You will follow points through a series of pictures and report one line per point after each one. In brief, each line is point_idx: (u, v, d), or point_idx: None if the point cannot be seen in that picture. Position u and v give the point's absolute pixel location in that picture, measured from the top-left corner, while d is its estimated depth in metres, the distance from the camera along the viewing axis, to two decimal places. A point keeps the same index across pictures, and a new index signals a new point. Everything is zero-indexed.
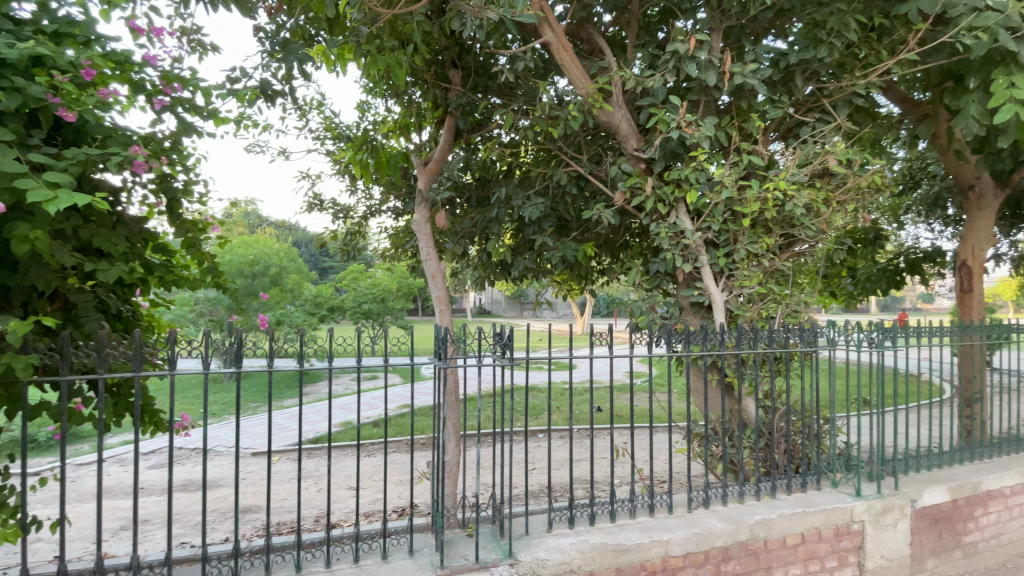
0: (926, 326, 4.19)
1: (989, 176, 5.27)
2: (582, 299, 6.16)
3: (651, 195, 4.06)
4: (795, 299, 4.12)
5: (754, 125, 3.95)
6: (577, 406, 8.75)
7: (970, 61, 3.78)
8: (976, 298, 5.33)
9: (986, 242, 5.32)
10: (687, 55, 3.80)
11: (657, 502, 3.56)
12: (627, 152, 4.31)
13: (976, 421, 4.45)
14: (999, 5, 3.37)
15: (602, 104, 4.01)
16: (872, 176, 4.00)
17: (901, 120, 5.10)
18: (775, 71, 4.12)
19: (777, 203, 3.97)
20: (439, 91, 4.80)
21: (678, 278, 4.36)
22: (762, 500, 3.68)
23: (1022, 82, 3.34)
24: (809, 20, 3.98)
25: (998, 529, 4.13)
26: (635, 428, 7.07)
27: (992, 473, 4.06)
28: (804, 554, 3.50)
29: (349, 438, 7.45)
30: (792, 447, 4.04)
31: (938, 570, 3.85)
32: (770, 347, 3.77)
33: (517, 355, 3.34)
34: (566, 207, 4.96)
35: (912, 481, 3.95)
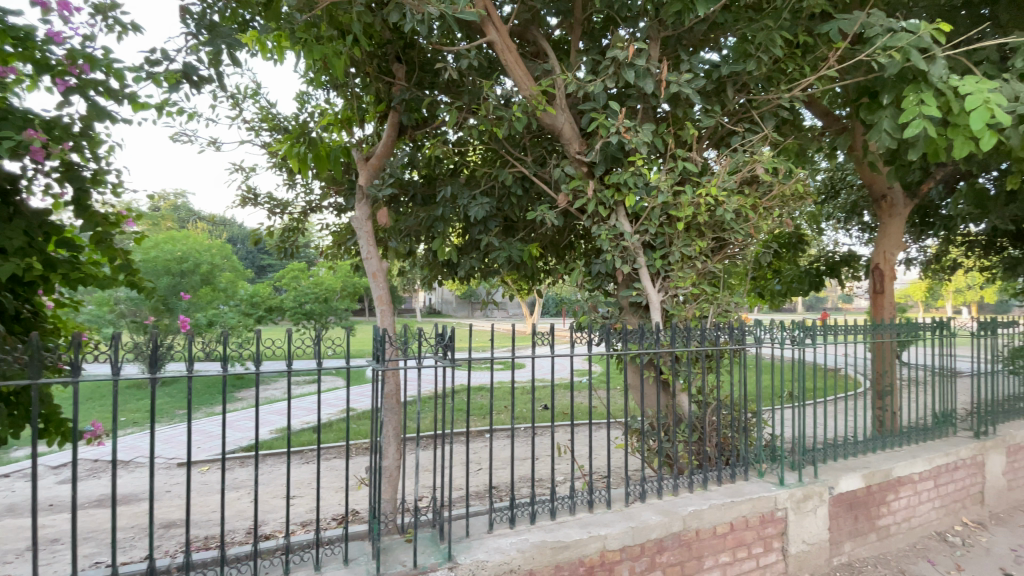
0: (843, 325, 4.51)
1: (899, 186, 5.74)
2: (530, 299, 6.20)
3: (592, 198, 4.14)
4: (726, 299, 4.32)
5: (688, 133, 4.11)
6: (521, 406, 8.81)
7: (885, 79, 4.06)
8: (887, 298, 5.76)
9: (896, 247, 5.79)
10: (626, 62, 3.89)
11: (596, 497, 3.64)
12: (570, 155, 4.37)
13: (887, 412, 4.82)
14: (912, 27, 3.67)
15: (546, 106, 4.04)
16: (795, 185, 4.26)
17: (823, 133, 5.47)
18: (709, 82, 4.30)
19: (710, 209, 4.14)
20: (382, 85, 4.69)
21: (619, 279, 4.47)
22: (694, 491, 3.84)
23: (929, 100, 3.65)
24: (740, 35, 4.17)
25: (909, 513, 4.46)
26: (578, 426, 7.21)
27: (900, 460, 4.41)
28: (733, 542, 3.68)
29: (284, 445, 7.12)
30: (724, 441, 4.23)
31: (853, 552, 4.15)
32: (703, 345, 3.93)
33: (459, 355, 3.24)
34: (511, 208, 4.97)
35: (830, 469, 4.24)
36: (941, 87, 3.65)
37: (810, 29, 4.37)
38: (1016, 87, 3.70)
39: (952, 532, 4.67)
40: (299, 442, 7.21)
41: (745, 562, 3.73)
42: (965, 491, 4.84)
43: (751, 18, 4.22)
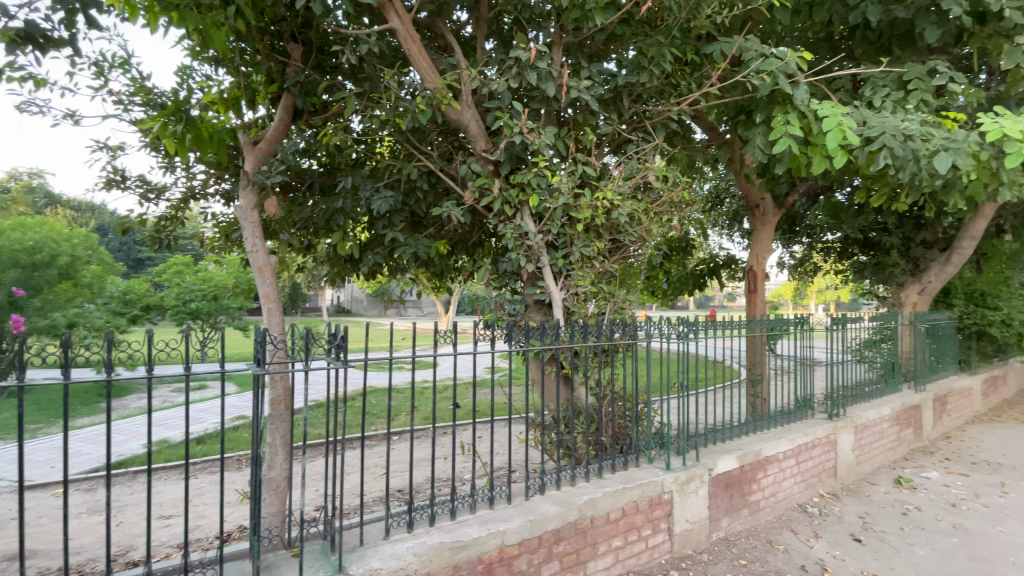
0: (721, 321, 4.96)
1: (770, 198, 6.43)
2: (443, 298, 6.18)
3: (497, 197, 4.14)
4: (622, 297, 4.56)
5: (588, 138, 4.27)
6: (430, 405, 8.73)
7: (759, 99, 4.49)
8: (759, 296, 6.41)
9: (767, 251, 6.48)
10: (528, 63, 3.89)
11: (497, 494, 3.65)
12: (476, 152, 4.31)
13: (758, 397, 5.38)
14: (780, 53, 4.08)
15: (450, 101, 3.92)
16: (683, 192, 4.57)
17: (708, 145, 5.97)
18: (607, 90, 4.48)
19: (606, 211, 4.31)
20: (274, 65, 4.36)
21: (524, 277, 4.53)
22: (590, 481, 4.00)
23: (793, 121, 4.11)
24: (636, 48, 4.40)
25: (776, 488, 5.00)
26: (492, 421, 7.32)
27: (768, 442, 4.93)
28: (624, 526, 3.88)
29: (142, 463, 6.31)
30: (618, 430, 4.46)
31: (729, 527, 4.58)
32: (599, 340, 4.08)
33: (353, 356, 3.03)
34: (416, 203, 4.81)
35: (710, 453, 4.63)
36: (803, 109, 4.10)
37: (697, 48, 4.72)
38: (861, 114, 4.25)
39: (810, 503, 5.30)
40: (169, 456, 6.49)
41: (635, 545, 3.95)
42: (820, 466, 5.51)
43: (646, 32, 4.46)
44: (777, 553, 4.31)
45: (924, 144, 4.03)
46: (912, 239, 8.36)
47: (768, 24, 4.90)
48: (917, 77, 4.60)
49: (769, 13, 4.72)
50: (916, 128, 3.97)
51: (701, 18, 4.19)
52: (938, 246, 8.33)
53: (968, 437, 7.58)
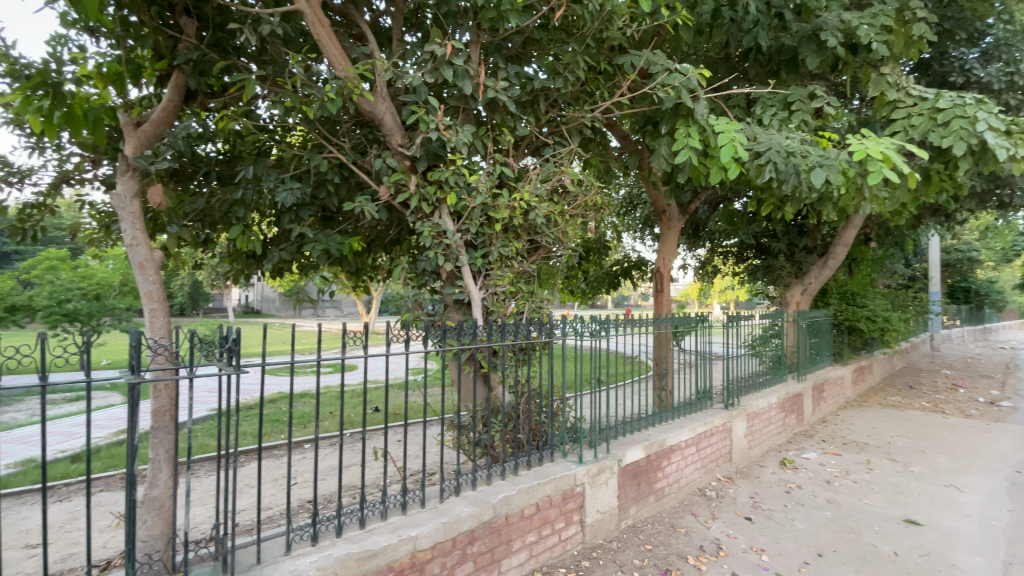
0: (632, 318, 5.20)
1: (676, 204, 6.86)
2: (364, 298, 5.93)
3: (414, 193, 3.98)
4: (539, 296, 4.60)
5: (505, 139, 4.26)
6: (347, 411, 8.46)
7: (665, 111, 4.76)
8: (666, 295, 6.84)
9: (673, 253, 6.91)
10: (444, 59, 3.78)
11: (410, 498, 3.52)
12: (392, 147, 4.14)
13: (665, 391, 5.71)
14: (684, 69, 4.33)
15: (363, 92, 3.72)
16: (596, 196, 4.71)
17: (621, 152, 6.25)
18: (524, 93, 4.51)
19: (523, 212, 4.31)
20: (163, 40, 3.93)
21: (442, 276, 4.44)
22: (506, 478, 3.98)
23: (694, 133, 4.41)
24: (552, 54, 4.49)
25: (679, 475, 5.34)
26: (408, 425, 7.19)
27: (672, 432, 5.26)
28: (538, 521, 3.91)
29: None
30: (533, 427, 4.53)
31: (637, 514, 4.81)
32: (516, 338, 4.08)
33: (247, 362, 2.79)
34: (327, 197, 4.56)
35: (620, 444, 4.84)
36: (704, 123, 4.41)
37: (610, 59, 4.89)
38: (752, 130, 4.66)
39: (710, 487, 5.72)
40: (28, 479, 5.64)
41: (549, 538, 4.00)
42: (718, 452, 5.98)
43: (563, 39, 4.56)
44: (679, 536, 4.60)
45: (805, 159, 4.44)
46: (796, 245, 9.46)
47: (674, 42, 5.23)
48: (800, 99, 5.11)
49: (675, 31, 5.02)
50: (798, 145, 4.40)
51: (614, 30, 4.34)
52: (817, 251, 9.36)
53: (841, 420, 8.57)
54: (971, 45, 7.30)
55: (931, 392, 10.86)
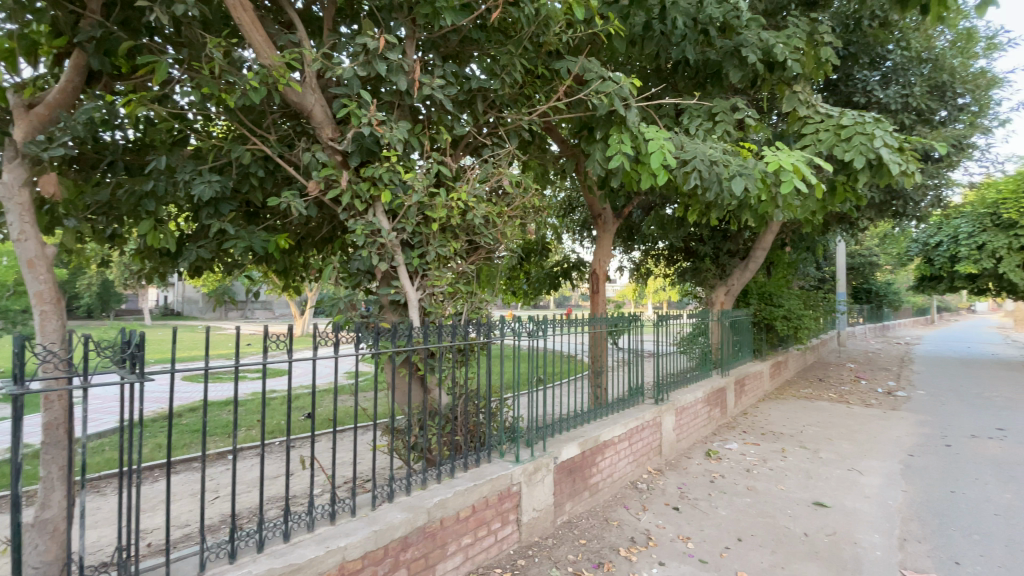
0: (570, 318, 5.29)
1: (611, 208, 7.08)
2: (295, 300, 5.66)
3: (346, 189, 3.80)
4: (478, 297, 4.55)
5: (442, 138, 4.18)
6: (280, 418, 8.09)
7: (599, 118, 4.90)
8: (601, 296, 7.03)
9: (609, 256, 7.13)
10: (377, 53, 3.66)
11: (339, 507, 3.34)
12: (322, 140, 3.95)
13: (601, 388, 5.87)
14: (616, 77, 4.46)
15: (290, 82, 3.54)
16: (534, 198, 4.74)
17: (559, 156, 6.36)
18: (462, 92, 4.47)
19: (461, 212, 4.24)
20: (62, 15, 3.56)
21: (377, 276, 4.30)
22: (442, 481, 3.88)
23: (626, 140, 4.57)
24: (489, 55, 4.47)
25: (612, 469, 5.51)
26: (343, 431, 6.99)
27: (605, 427, 5.42)
28: (474, 523, 3.86)
29: None
30: (470, 427, 4.49)
31: (572, 510, 4.91)
32: (453, 339, 4.01)
33: (154, 369, 2.59)
34: (251, 191, 4.30)
35: (556, 442, 4.92)
36: (635, 131, 4.59)
37: (547, 63, 4.96)
38: (680, 140, 4.89)
39: (641, 480, 5.95)
40: None
41: (485, 540, 3.96)
42: (648, 446, 6.23)
43: (501, 40, 4.55)
44: (612, 529, 4.75)
45: (726, 169, 4.71)
46: (721, 248, 10.00)
47: (608, 51, 5.41)
48: (723, 111, 5.43)
49: (609, 40, 5.19)
50: (721, 155, 4.66)
51: (550, 35, 4.39)
52: (739, 255, 10.00)
53: (762, 413, 9.19)
54: (872, 68, 8.01)
55: (839, 385, 11.91)
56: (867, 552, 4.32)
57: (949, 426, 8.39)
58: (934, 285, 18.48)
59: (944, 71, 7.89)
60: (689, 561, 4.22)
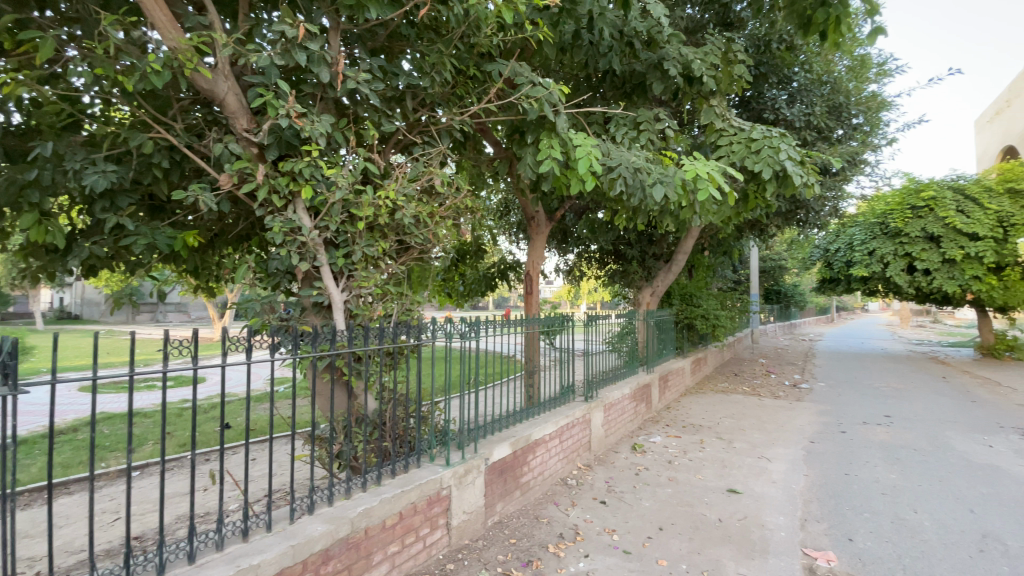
0: (503, 319, 5.28)
1: (544, 210, 7.20)
2: (210, 302, 5.29)
3: (262, 184, 3.58)
4: (408, 299, 4.43)
5: (367, 134, 4.04)
6: (192, 430, 7.52)
7: (530, 122, 4.98)
8: (535, 297, 7.13)
9: (542, 257, 7.25)
10: (296, 42, 3.47)
11: (252, 523, 3.13)
12: (236, 131, 3.71)
13: (533, 387, 5.93)
14: (546, 83, 4.52)
15: (198, 68, 3.29)
16: (466, 199, 4.70)
17: (493, 158, 6.39)
18: (389, 89, 4.35)
19: (390, 211, 4.10)
20: None
21: (297, 276, 4.09)
22: (368, 490, 3.74)
23: (556, 146, 4.66)
24: (418, 52, 4.39)
25: (543, 467, 5.60)
26: (264, 442, 6.62)
27: (537, 426, 5.50)
28: (401, 530, 3.76)
29: None
30: (399, 432, 4.38)
31: (503, 510, 4.93)
32: (380, 343, 3.87)
33: (29, 380, 2.29)
34: (156, 183, 3.95)
35: (487, 443, 4.92)
36: (564, 137, 4.69)
37: (479, 65, 4.96)
38: (606, 147, 5.07)
39: (571, 476, 6.10)
40: None
41: (413, 546, 3.87)
42: (578, 442, 6.39)
43: (431, 39, 4.49)
44: (542, 526, 4.82)
45: (649, 176, 4.94)
46: (647, 252, 10.54)
47: (539, 56, 5.50)
48: (647, 121, 5.70)
49: (539, 45, 5.29)
50: (645, 163, 4.89)
51: (481, 36, 4.39)
52: (663, 258, 10.56)
53: (685, 407, 9.72)
54: (781, 88, 8.71)
55: (752, 378, 12.89)
56: (774, 534, 4.68)
57: (844, 415, 9.30)
58: (833, 288, 20.40)
59: (841, 93, 8.75)
60: (614, 552, 4.36)
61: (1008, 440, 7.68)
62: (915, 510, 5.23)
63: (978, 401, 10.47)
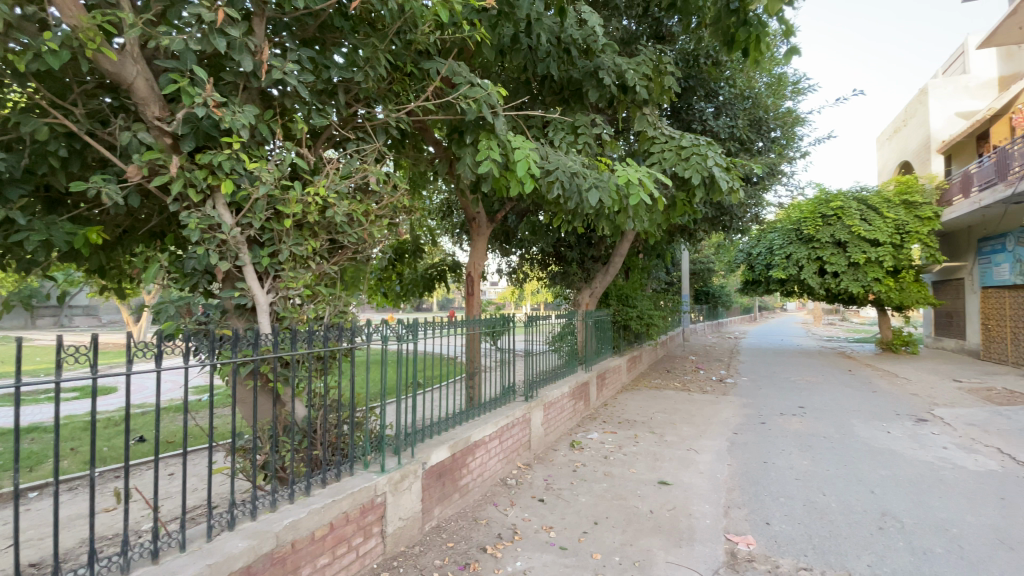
0: (443, 320, 5.21)
1: (484, 211, 7.19)
2: (118, 305, 4.85)
3: (177, 177, 3.32)
4: (341, 300, 4.27)
5: (295, 128, 3.85)
6: (100, 445, 6.88)
7: (468, 123, 4.97)
8: (476, 299, 7.10)
9: (482, 258, 7.23)
10: (215, 26, 3.24)
11: (163, 543, 2.90)
12: (147, 119, 3.42)
13: (474, 388, 5.90)
14: (484, 85, 4.51)
15: (103, 49, 3.00)
16: (403, 198, 4.59)
17: (433, 158, 6.30)
18: (319, 82, 4.19)
19: (320, 209, 3.93)
20: None
21: (218, 277, 3.83)
22: (296, 501, 3.56)
23: (495, 147, 4.67)
24: (352, 45, 4.26)
25: (482, 468, 5.59)
26: (183, 455, 6.16)
27: (476, 428, 5.48)
28: (332, 541, 3.61)
29: None
30: (330, 439, 4.20)
31: (441, 514, 4.87)
32: (311, 347, 3.69)
33: None
34: (53, 174, 3.57)
35: (425, 447, 4.84)
36: (503, 139, 4.71)
37: (416, 62, 4.88)
38: (544, 150, 5.15)
39: (510, 476, 6.13)
40: None
41: (345, 557, 3.74)
42: (518, 442, 6.44)
43: (366, 32, 4.37)
44: (480, 528, 4.81)
45: (585, 180, 5.08)
46: (586, 254, 10.83)
47: (478, 58, 5.51)
48: (584, 126, 5.85)
49: (478, 47, 5.30)
50: (581, 167, 5.01)
51: (417, 34, 4.33)
52: (601, 260, 10.89)
53: (621, 404, 10.05)
54: (708, 101, 9.18)
55: (682, 375, 13.57)
56: (701, 522, 4.95)
57: (764, 407, 9.99)
58: (755, 289, 21.87)
59: (761, 108, 9.42)
60: (551, 549, 4.43)
61: (902, 426, 8.56)
62: (824, 493, 5.70)
63: (878, 392, 11.59)
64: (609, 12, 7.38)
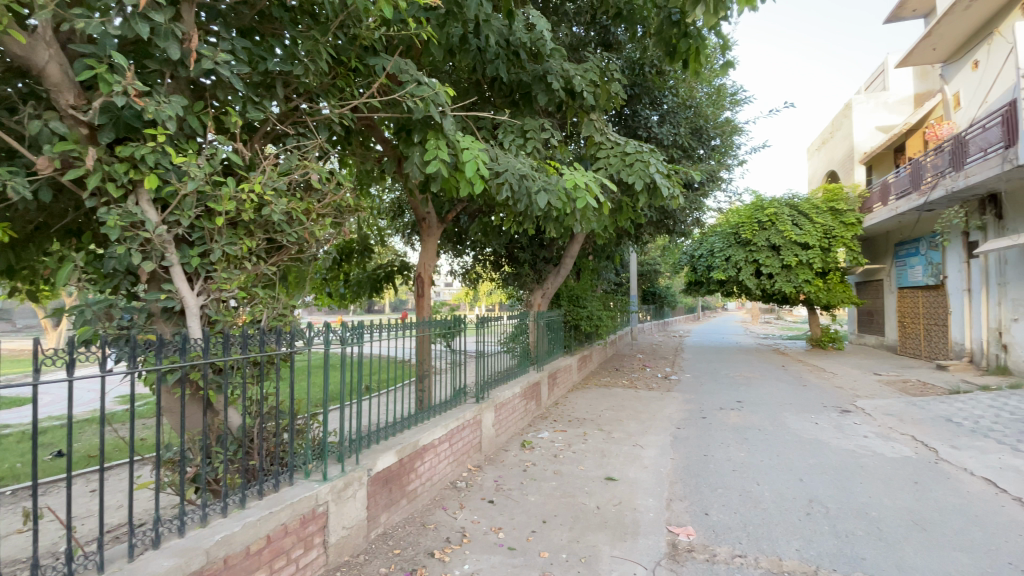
0: (391, 322, 5.11)
1: (434, 211, 7.11)
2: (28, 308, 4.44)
3: (94, 171, 3.08)
4: (281, 303, 4.09)
5: (228, 121, 3.66)
6: (8, 463, 6.26)
7: (416, 122, 4.90)
8: (426, 300, 7.00)
9: (432, 259, 7.15)
10: (138, 11, 3.03)
11: (78, 566, 2.67)
12: (60, 107, 3.14)
13: (424, 391, 5.82)
14: (431, 84, 4.46)
15: (7, 30, 2.73)
16: (348, 197, 4.45)
17: (381, 155, 6.17)
18: (255, 74, 4.01)
19: (256, 207, 3.76)
20: None
21: (142, 279, 3.58)
22: (230, 514, 3.38)
23: (442, 147, 4.63)
24: (292, 37, 4.11)
25: (431, 472, 5.52)
26: (106, 469, 5.71)
27: (425, 431, 5.41)
28: (269, 555, 3.45)
29: None
30: (268, 448, 4.02)
31: (387, 521, 4.77)
32: (247, 352, 3.52)
33: None
34: None
35: (371, 453, 4.72)
36: (452, 139, 4.68)
37: (361, 57, 4.77)
38: (494, 152, 5.15)
39: (460, 479, 6.09)
40: None
41: (284, 571, 3.58)
42: (468, 444, 6.41)
43: (308, 24, 4.23)
44: (428, 533, 4.76)
45: (534, 182, 5.13)
46: (538, 255, 10.95)
47: (426, 56, 5.46)
48: (533, 129, 5.90)
49: (426, 45, 5.24)
50: (529, 169, 5.06)
51: (362, 29, 4.23)
52: (553, 261, 11.03)
53: (572, 403, 10.21)
54: (653, 108, 9.51)
55: (631, 373, 13.97)
56: (644, 516, 5.10)
57: (706, 403, 10.45)
58: (699, 290, 22.86)
59: (701, 117, 9.87)
60: (499, 550, 4.44)
61: (829, 417, 9.19)
62: (757, 482, 6.03)
63: (808, 386, 12.39)
64: (558, 18, 7.52)
